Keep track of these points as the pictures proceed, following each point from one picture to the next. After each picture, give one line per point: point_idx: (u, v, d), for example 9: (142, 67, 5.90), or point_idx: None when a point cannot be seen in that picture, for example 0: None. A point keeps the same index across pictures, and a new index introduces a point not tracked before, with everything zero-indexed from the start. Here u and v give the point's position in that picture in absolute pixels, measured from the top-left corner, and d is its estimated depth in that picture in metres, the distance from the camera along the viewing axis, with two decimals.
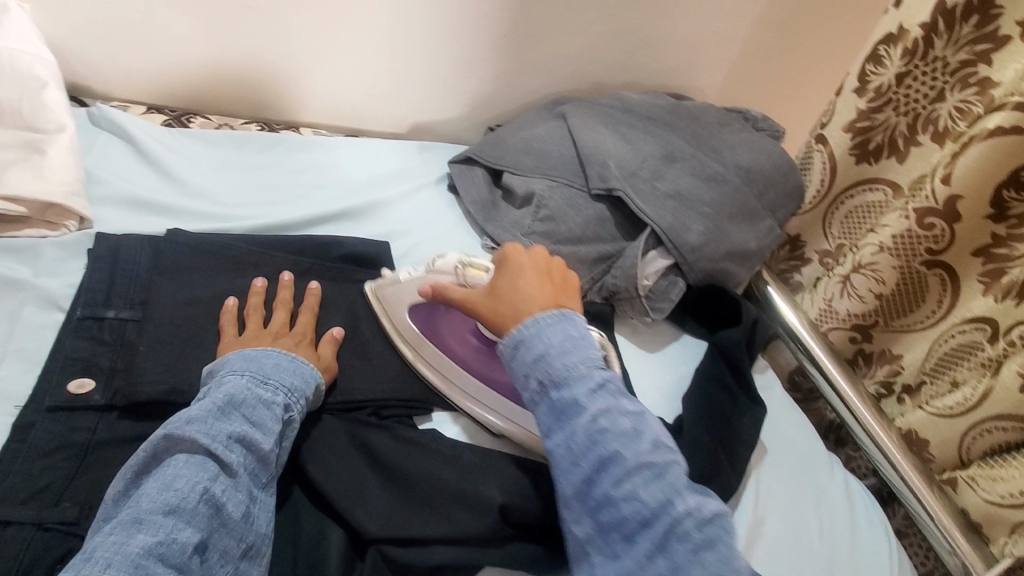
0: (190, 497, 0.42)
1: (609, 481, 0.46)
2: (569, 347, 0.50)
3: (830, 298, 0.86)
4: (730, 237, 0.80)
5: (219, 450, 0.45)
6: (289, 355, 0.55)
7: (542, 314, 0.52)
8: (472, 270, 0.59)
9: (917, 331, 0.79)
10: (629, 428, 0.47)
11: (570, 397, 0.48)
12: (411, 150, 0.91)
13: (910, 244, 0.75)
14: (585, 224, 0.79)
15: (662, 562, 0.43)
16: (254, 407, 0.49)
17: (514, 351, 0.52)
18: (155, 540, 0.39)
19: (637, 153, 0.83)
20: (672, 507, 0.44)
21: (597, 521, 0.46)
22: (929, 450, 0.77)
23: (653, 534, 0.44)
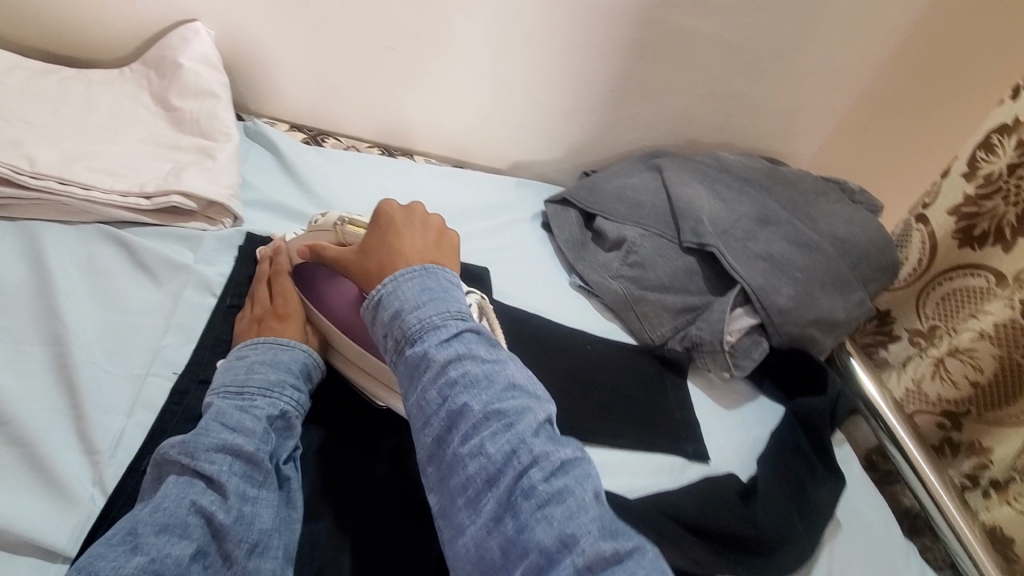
0: (177, 514, 0.43)
1: (459, 440, 0.45)
2: (427, 300, 0.51)
3: (920, 379, 0.84)
4: (820, 305, 0.80)
5: (201, 464, 0.46)
6: (265, 356, 0.56)
7: (402, 270, 0.53)
8: (351, 226, 0.60)
9: (1010, 426, 0.76)
10: (480, 376, 0.47)
11: (420, 350, 0.49)
12: (511, 186, 0.97)
13: (1013, 335, 0.74)
14: (676, 274, 0.82)
15: (510, 522, 0.42)
16: (231, 414, 0.50)
17: (376, 312, 0.53)
18: (149, 557, 0.40)
19: (731, 212, 0.85)
20: (516, 459, 0.43)
21: (446, 486, 0.45)
22: (1014, 549, 0.75)
23: (497, 492, 0.43)
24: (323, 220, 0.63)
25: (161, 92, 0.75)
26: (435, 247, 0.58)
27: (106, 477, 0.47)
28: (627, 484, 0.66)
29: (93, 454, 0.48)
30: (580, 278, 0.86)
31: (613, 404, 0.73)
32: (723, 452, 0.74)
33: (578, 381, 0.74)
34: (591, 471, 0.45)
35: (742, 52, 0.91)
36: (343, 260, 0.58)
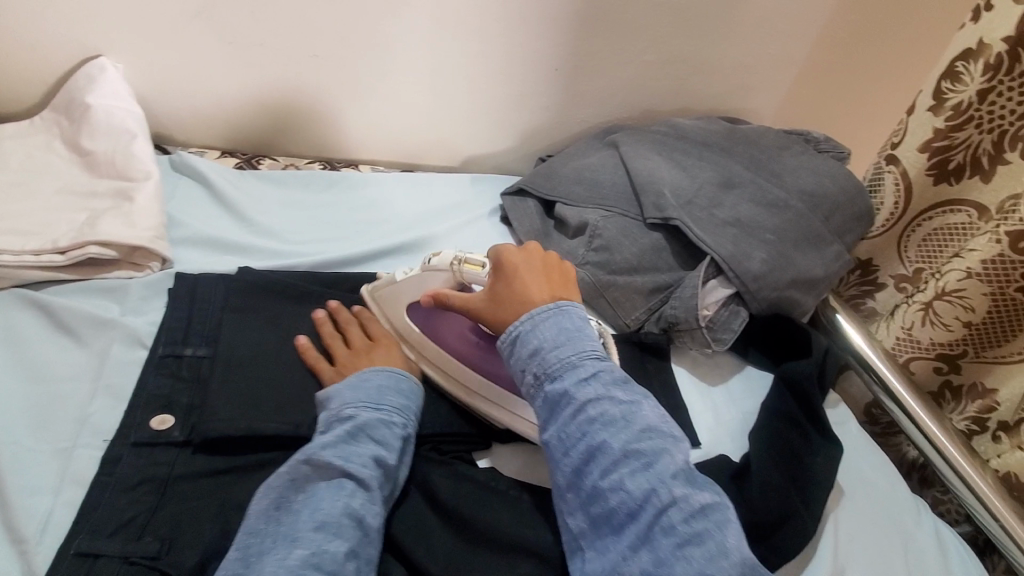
0: (335, 513, 0.47)
1: (599, 473, 0.50)
2: (563, 339, 0.55)
3: (909, 326, 0.78)
4: (797, 264, 0.77)
5: (354, 469, 0.49)
6: (388, 376, 0.57)
7: (538, 309, 0.56)
8: (468, 265, 0.62)
9: (1013, 362, 0.73)
10: (618, 416, 0.51)
11: (562, 388, 0.53)
12: (463, 183, 0.92)
13: (1003, 270, 0.68)
14: (643, 252, 0.78)
15: (648, 555, 0.46)
16: (376, 428, 0.53)
17: (512, 348, 0.57)
18: (310, 551, 0.44)
19: (693, 180, 0.81)
20: (655, 497, 0.47)
21: (589, 512, 0.50)
22: None
23: (637, 526, 0.47)
24: (434, 262, 0.64)
25: (73, 136, 0.70)
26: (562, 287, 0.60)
27: (35, 566, 0.43)
28: None
29: (20, 543, 0.44)
30: None
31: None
32: (714, 434, 0.71)
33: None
34: (730, 515, 0.47)
35: (686, 11, 0.87)
36: (477, 305, 0.60)
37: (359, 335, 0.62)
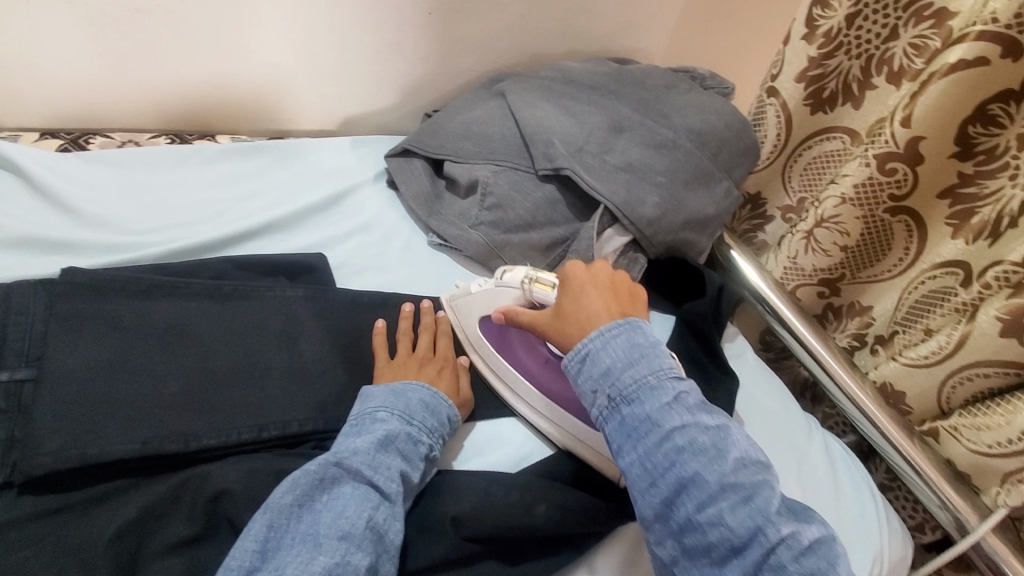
0: (359, 524, 0.45)
1: (693, 506, 0.46)
2: (641, 356, 0.51)
3: (794, 255, 0.81)
4: (689, 205, 0.76)
5: (381, 482, 0.48)
6: (432, 392, 0.57)
7: (607, 326, 0.53)
8: (538, 286, 0.61)
9: (884, 280, 0.75)
10: (709, 445, 0.47)
11: (641, 413, 0.49)
12: (343, 147, 0.84)
13: (871, 192, 0.70)
14: (537, 205, 0.75)
15: None
16: (406, 442, 0.52)
17: (578, 366, 0.53)
18: (333, 561, 0.43)
19: (582, 126, 0.78)
20: (762, 535, 0.44)
21: (683, 543, 0.46)
22: (906, 402, 0.69)
23: (744, 562, 0.44)
24: (508, 279, 0.64)
25: None
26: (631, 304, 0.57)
27: None
28: (508, 457, 0.59)
29: None
30: (438, 236, 0.76)
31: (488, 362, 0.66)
32: None
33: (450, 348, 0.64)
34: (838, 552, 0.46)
35: None
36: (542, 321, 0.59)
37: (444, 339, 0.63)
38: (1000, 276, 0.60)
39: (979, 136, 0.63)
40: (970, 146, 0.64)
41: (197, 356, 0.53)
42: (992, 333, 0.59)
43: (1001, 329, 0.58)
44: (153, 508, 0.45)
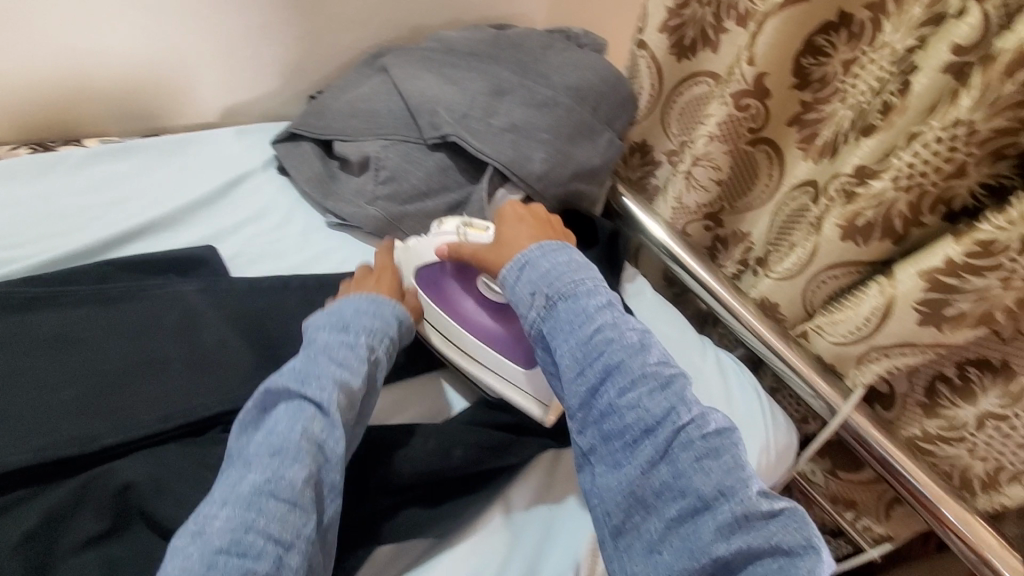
0: (292, 438, 0.48)
1: (615, 392, 0.49)
2: (576, 267, 0.55)
3: (678, 195, 0.85)
4: (575, 157, 0.81)
5: (313, 394, 0.50)
6: (367, 300, 0.59)
7: (545, 242, 0.57)
8: (472, 232, 0.63)
9: (756, 207, 0.83)
10: (636, 342, 0.51)
11: (575, 310, 0.52)
12: (227, 138, 0.81)
13: (734, 128, 0.75)
14: (430, 173, 0.76)
15: (666, 468, 0.46)
16: (340, 351, 0.54)
17: (517, 273, 0.56)
18: (264, 479, 0.45)
19: (464, 92, 0.80)
20: (675, 416, 0.47)
21: (602, 430, 0.49)
22: (781, 311, 0.76)
23: (656, 442, 0.47)
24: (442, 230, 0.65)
25: None
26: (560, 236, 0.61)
27: None
28: (429, 410, 0.63)
29: None
30: (335, 215, 0.77)
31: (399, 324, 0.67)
32: None
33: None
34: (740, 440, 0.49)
35: None
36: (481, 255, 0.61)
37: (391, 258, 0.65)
38: (842, 190, 0.62)
39: (813, 67, 0.69)
40: (806, 77, 0.70)
41: (89, 360, 0.53)
42: (834, 239, 0.63)
43: (841, 234, 0.62)
44: (57, 513, 0.45)
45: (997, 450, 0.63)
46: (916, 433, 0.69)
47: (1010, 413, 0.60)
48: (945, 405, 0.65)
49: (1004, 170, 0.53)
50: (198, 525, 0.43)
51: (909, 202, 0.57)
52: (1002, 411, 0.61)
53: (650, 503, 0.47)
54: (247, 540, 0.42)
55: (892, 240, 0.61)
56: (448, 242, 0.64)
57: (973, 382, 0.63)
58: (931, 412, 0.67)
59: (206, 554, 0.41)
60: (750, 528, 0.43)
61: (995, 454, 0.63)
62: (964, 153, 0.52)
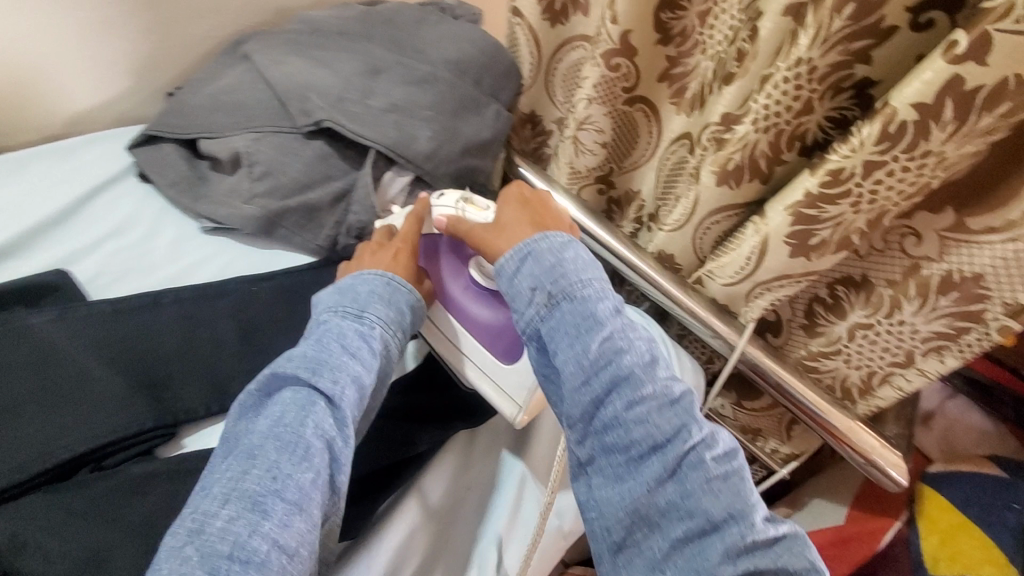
0: (304, 435, 0.48)
1: (621, 404, 0.48)
2: (582, 267, 0.54)
3: (570, 161, 0.85)
4: (462, 132, 0.78)
5: (325, 387, 0.51)
6: (382, 280, 0.60)
7: (552, 235, 0.56)
8: (470, 207, 0.65)
9: (643, 164, 0.86)
10: (646, 355, 0.50)
11: (585, 315, 0.51)
12: (71, 149, 0.73)
13: (608, 89, 0.76)
14: (310, 163, 0.71)
15: (673, 488, 0.46)
16: (354, 339, 0.55)
17: (521, 269, 0.54)
18: (270, 480, 0.46)
19: (337, 74, 0.75)
20: (685, 433, 0.47)
21: (605, 443, 0.48)
22: (676, 261, 0.79)
23: (665, 459, 0.46)
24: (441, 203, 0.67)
25: None
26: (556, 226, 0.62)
27: None
28: None
29: None
30: (210, 220, 0.71)
31: (283, 323, 0.63)
32: None
33: (233, 327, 0.61)
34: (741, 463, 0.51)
35: None
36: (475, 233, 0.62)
37: (412, 225, 0.67)
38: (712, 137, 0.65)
39: (672, 22, 0.71)
40: (668, 32, 0.73)
41: None
42: (712, 186, 0.66)
43: (717, 181, 0.65)
44: None
45: (868, 359, 0.69)
46: (801, 353, 0.75)
47: (874, 321, 0.66)
48: (822, 323, 0.71)
49: (845, 102, 0.57)
50: (198, 522, 0.43)
51: (769, 142, 0.60)
52: (867, 321, 0.66)
53: (651, 523, 0.46)
54: (250, 542, 0.43)
55: (760, 179, 0.64)
56: (448, 214, 0.66)
57: (843, 300, 0.69)
58: (811, 332, 0.73)
59: (206, 551, 0.42)
60: (754, 554, 0.44)
61: (867, 362, 0.69)
62: (809, 90, 0.55)
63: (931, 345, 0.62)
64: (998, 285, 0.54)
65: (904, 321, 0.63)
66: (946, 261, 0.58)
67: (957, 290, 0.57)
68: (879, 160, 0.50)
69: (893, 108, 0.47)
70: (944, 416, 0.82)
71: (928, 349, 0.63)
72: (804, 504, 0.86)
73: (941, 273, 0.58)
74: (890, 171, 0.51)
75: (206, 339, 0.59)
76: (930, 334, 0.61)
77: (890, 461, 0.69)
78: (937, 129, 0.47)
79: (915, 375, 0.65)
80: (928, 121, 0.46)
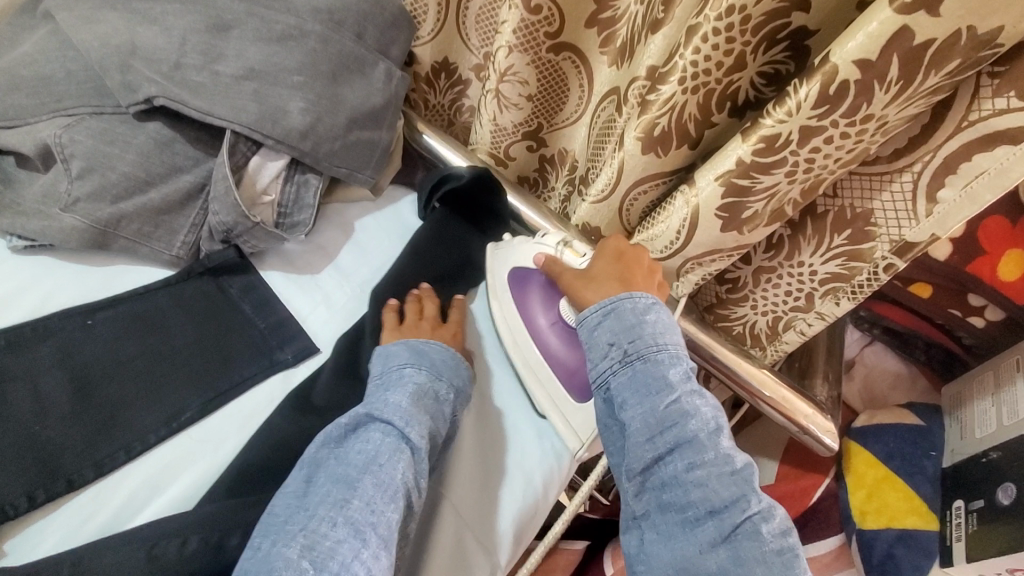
0: (397, 478, 0.47)
1: (682, 466, 0.46)
2: (663, 329, 0.52)
3: (493, 116, 0.74)
4: (346, 100, 0.64)
5: (414, 437, 0.50)
6: (450, 350, 0.59)
7: (637, 292, 0.53)
8: (569, 251, 0.62)
9: (574, 120, 0.76)
10: (712, 421, 0.48)
11: (655, 370, 0.50)
12: None
13: (531, 34, 0.65)
14: (145, 153, 0.57)
15: (727, 554, 0.43)
16: (430, 398, 0.54)
17: (599, 317, 0.53)
18: (366, 511, 0.44)
19: (169, 33, 0.58)
20: (745, 503, 0.44)
21: (662, 500, 0.47)
22: (603, 234, 0.71)
23: (720, 525, 0.44)
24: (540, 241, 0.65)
25: None
26: (647, 283, 0.57)
27: None
28: None
29: None
30: (20, 236, 0.56)
31: (133, 369, 0.52)
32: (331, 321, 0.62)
33: (65, 381, 0.50)
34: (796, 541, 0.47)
35: None
36: (564, 280, 0.59)
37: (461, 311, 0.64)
38: (638, 95, 0.57)
39: None
40: None
41: None
42: (637, 153, 0.58)
43: (644, 147, 0.57)
44: None
45: (772, 302, 0.63)
46: (713, 300, 0.69)
47: (775, 265, 0.60)
48: (729, 270, 0.65)
49: (779, 56, 0.50)
50: (304, 538, 0.42)
51: (697, 103, 0.53)
52: (769, 264, 0.61)
53: None
54: (350, 567, 0.41)
55: (687, 145, 0.57)
56: (546, 254, 0.63)
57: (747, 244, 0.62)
58: (722, 279, 0.67)
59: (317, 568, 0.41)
60: None
61: (770, 306, 0.63)
62: (741, 42, 0.48)
63: (827, 286, 0.57)
64: (887, 220, 0.50)
65: (803, 263, 0.58)
66: (839, 197, 0.52)
67: (848, 228, 0.53)
68: (817, 127, 0.44)
69: (833, 65, 0.41)
70: (862, 363, 0.80)
71: (825, 291, 0.58)
72: None
73: (834, 209, 0.53)
74: (828, 138, 0.45)
75: (20, 401, 0.48)
76: (824, 274, 0.57)
77: (823, 427, 0.64)
78: (880, 90, 0.41)
79: (817, 318, 0.60)
80: (871, 82, 0.40)
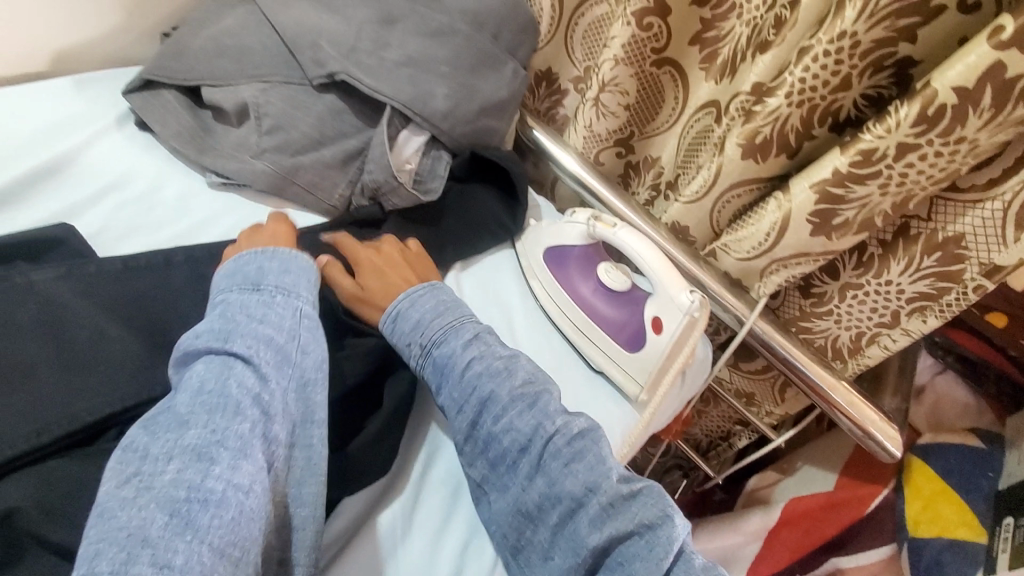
0: (231, 395, 0.43)
1: (490, 420, 0.55)
2: (443, 309, 0.61)
3: (588, 123, 0.82)
4: (479, 91, 0.73)
5: (236, 351, 0.46)
6: (269, 255, 0.53)
7: (412, 289, 0.61)
8: (601, 224, 0.67)
9: (665, 130, 0.82)
10: (501, 368, 0.57)
11: (446, 350, 0.58)
12: (66, 90, 0.70)
13: (639, 49, 0.73)
14: (321, 118, 0.68)
15: (542, 479, 0.53)
16: (257, 307, 0.49)
17: (393, 326, 0.61)
18: (205, 432, 0.41)
19: (349, 22, 0.70)
20: (543, 429, 0.54)
21: (488, 457, 0.56)
22: (690, 233, 0.77)
23: (531, 457, 0.54)
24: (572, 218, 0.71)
25: None
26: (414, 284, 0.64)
27: None
28: None
29: None
30: (216, 174, 0.69)
31: None
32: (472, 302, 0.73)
33: None
34: (603, 434, 0.56)
35: None
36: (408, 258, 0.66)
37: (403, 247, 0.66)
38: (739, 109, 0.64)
39: None
40: None
41: None
42: (737, 159, 0.64)
43: (743, 153, 0.63)
44: None
45: (857, 319, 0.68)
46: (795, 314, 0.73)
47: (863, 283, 0.65)
48: (815, 284, 0.70)
49: (883, 81, 0.56)
50: (141, 480, 0.39)
51: (800, 117, 0.59)
52: (857, 282, 0.66)
53: (534, 515, 0.53)
54: (205, 484, 0.39)
55: (786, 155, 0.63)
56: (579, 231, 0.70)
57: (837, 262, 0.67)
58: (806, 293, 0.71)
59: (162, 501, 0.38)
60: (619, 514, 0.50)
61: (854, 322, 0.68)
62: (849, 66, 0.54)
63: (915, 305, 0.63)
64: (978, 246, 0.56)
65: (892, 282, 0.63)
66: (932, 222, 0.58)
67: (939, 251, 0.58)
68: (914, 143, 0.50)
69: (933, 89, 0.47)
70: (932, 390, 0.83)
71: (913, 309, 0.63)
72: (796, 470, 0.87)
73: (926, 231, 0.59)
74: (923, 155, 0.50)
75: None
76: (913, 293, 0.62)
77: (887, 435, 0.69)
78: (974, 115, 0.47)
79: (901, 334, 0.66)
80: (965, 106, 0.46)
